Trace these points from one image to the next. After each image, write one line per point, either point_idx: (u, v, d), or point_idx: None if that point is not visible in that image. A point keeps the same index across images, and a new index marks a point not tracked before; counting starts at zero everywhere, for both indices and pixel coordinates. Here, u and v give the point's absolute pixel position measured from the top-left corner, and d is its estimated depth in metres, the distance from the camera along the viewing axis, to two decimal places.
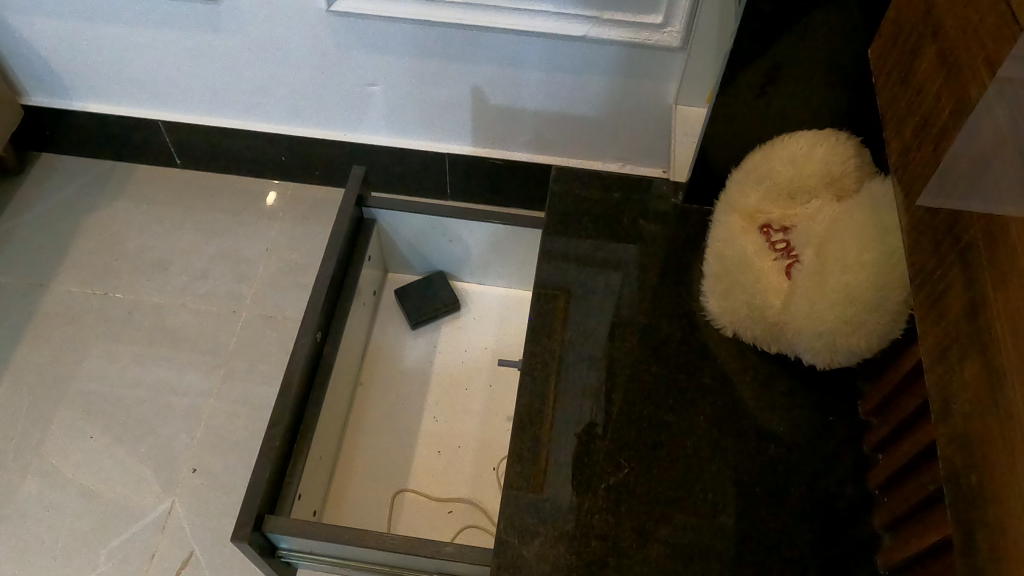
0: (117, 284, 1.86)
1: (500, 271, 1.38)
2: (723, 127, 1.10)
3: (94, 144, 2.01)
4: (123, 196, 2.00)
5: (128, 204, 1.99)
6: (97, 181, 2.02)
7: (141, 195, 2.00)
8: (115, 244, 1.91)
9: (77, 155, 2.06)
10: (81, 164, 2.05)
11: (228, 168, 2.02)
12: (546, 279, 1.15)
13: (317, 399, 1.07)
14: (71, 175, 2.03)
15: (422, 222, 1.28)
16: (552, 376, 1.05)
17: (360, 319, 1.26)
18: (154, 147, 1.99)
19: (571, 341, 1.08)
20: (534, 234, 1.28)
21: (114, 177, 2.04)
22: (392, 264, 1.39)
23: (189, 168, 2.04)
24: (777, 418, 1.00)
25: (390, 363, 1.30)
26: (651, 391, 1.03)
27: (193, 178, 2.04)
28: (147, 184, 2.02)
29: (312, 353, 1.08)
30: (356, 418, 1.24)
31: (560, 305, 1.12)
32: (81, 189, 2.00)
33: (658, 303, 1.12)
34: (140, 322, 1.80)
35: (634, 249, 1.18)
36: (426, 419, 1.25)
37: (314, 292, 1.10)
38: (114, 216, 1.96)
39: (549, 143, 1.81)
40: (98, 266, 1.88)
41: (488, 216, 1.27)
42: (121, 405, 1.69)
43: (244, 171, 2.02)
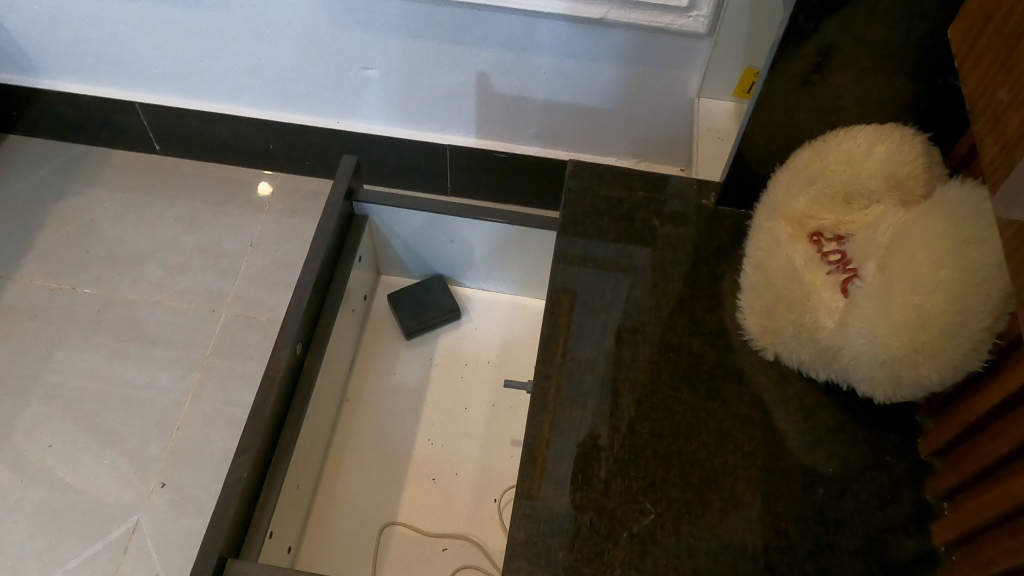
0: (87, 278, 1.71)
1: (505, 276, 1.24)
2: (766, 120, 0.96)
3: (66, 126, 1.86)
4: (97, 183, 1.85)
5: (102, 192, 1.84)
6: (69, 166, 1.88)
7: (118, 182, 1.86)
8: (86, 235, 1.77)
9: (49, 138, 1.91)
10: (53, 148, 1.90)
11: (212, 155, 1.87)
12: (559, 287, 1.01)
13: (296, 421, 0.94)
14: (42, 159, 1.88)
15: (421, 219, 1.14)
16: (567, 400, 0.91)
17: (348, 328, 1.12)
18: (132, 131, 1.84)
19: (589, 360, 0.94)
20: (546, 237, 1.14)
21: (87, 163, 1.89)
22: (386, 266, 1.25)
23: (169, 154, 1.89)
24: (825, 456, 0.87)
25: (380, 376, 1.16)
26: (681, 421, 0.89)
27: (174, 165, 1.89)
28: (124, 170, 1.88)
29: (291, 367, 0.94)
30: (341, 439, 1.11)
31: (575, 319, 0.98)
32: (52, 175, 1.86)
33: (688, 319, 0.98)
34: (110, 321, 1.66)
35: (660, 256, 1.04)
36: (420, 442, 1.11)
37: (295, 298, 0.96)
38: (87, 204, 1.82)
39: (559, 136, 1.67)
40: (67, 258, 1.73)
41: (495, 216, 1.13)
42: (85, 412, 1.55)
43: (229, 159, 1.87)
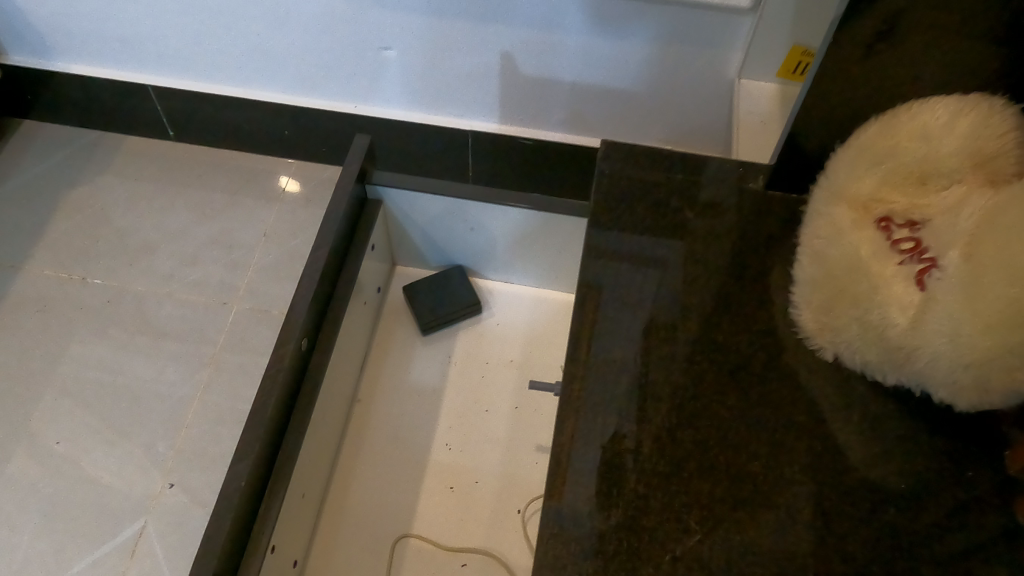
0: (96, 269, 1.65)
1: (530, 267, 1.14)
2: (828, 89, 0.85)
3: (78, 111, 1.80)
4: (108, 170, 1.79)
5: (113, 179, 1.78)
6: (80, 153, 1.82)
7: (130, 169, 1.79)
8: (97, 223, 1.71)
9: (61, 123, 1.85)
10: (64, 134, 1.85)
11: (226, 142, 1.81)
12: (590, 280, 0.90)
13: (302, 424, 0.86)
14: (54, 146, 1.82)
15: (440, 205, 1.05)
16: (601, 403, 0.81)
17: (360, 322, 1.04)
18: (144, 116, 1.77)
19: (625, 359, 0.84)
20: (576, 225, 1.04)
21: (99, 150, 1.83)
22: (402, 256, 1.16)
23: (182, 140, 1.83)
24: (895, 472, 0.76)
25: (395, 375, 1.08)
26: (729, 429, 0.79)
27: (187, 151, 1.82)
28: (137, 157, 1.82)
29: (296, 364, 0.86)
30: (352, 442, 1.03)
31: (609, 312, 0.87)
32: (64, 161, 1.80)
33: (736, 313, 0.88)
34: (119, 313, 1.60)
35: (703, 244, 0.93)
36: (438, 446, 1.03)
37: (300, 289, 0.88)
38: (98, 191, 1.76)
39: (587, 122, 1.58)
40: (76, 248, 1.67)
41: (521, 201, 1.03)
42: (93, 408, 1.49)
43: (243, 146, 1.80)
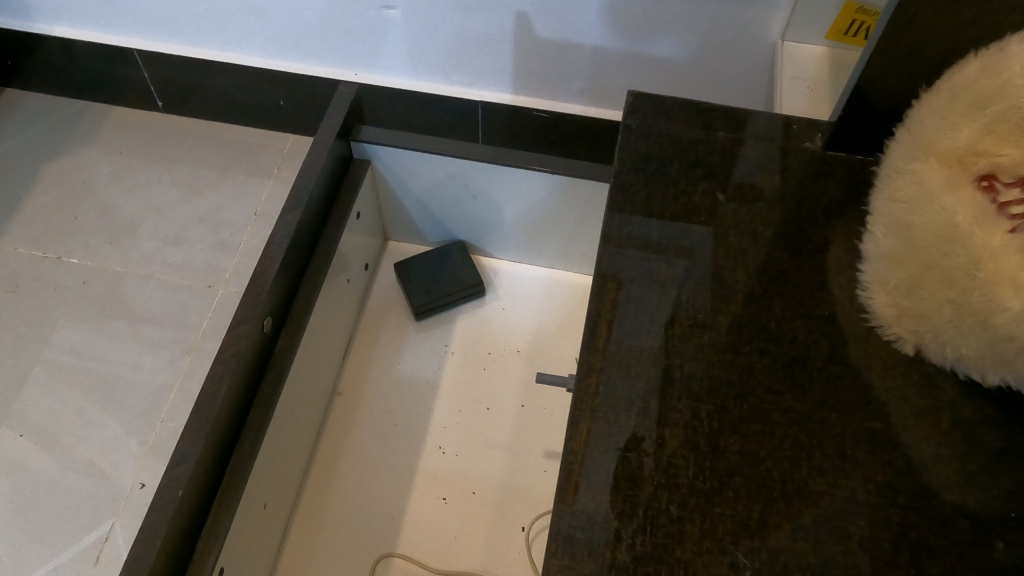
0: (75, 247, 1.52)
1: (541, 244, 0.99)
2: (919, 16, 0.67)
3: (62, 78, 1.67)
4: (92, 143, 1.66)
5: (97, 152, 1.65)
6: (64, 124, 1.69)
7: (115, 142, 1.66)
8: (76, 199, 1.58)
9: (45, 92, 1.72)
10: (47, 103, 1.72)
11: (218, 114, 1.67)
12: (614, 252, 0.73)
13: (263, 421, 0.71)
14: (36, 115, 1.70)
15: (437, 168, 0.91)
16: (624, 400, 0.64)
17: (341, 302, 0.90)
18: (131, 85, 1.64)
19: (655, 346, 0.67)
20: (597, 193, 0.89)
21: (84, 121, 1.70)
22: (395, 228, 1.01)
23: (173, 112, 1.69)
24: (1001, 497, 0.59)
25: (383, 366, 0.93)
26: (784, 436, 0.62)
27: (177, 124, 1.69)
28: (123, 129, 1.68)
29: (256, 348, 0.71)
30: (329, 443, 0.88)
31: (637, 291, 0.71)
32: (46, 133, 1.67)
33: (792, 295, 0.71)
34: (96, 295, 1.46)
35: (752, 213, 0.76)
36: (430, 450, 0.88)
37: (263, 259, 0.73)
38: (80, 165, 1.63)
39: (608, 92, 1.41)
40: (54, 224, 1.55)
41: (532, 163, 0.88)
42: (63, 397, 1.36)
43: (237, 119, 1.67)
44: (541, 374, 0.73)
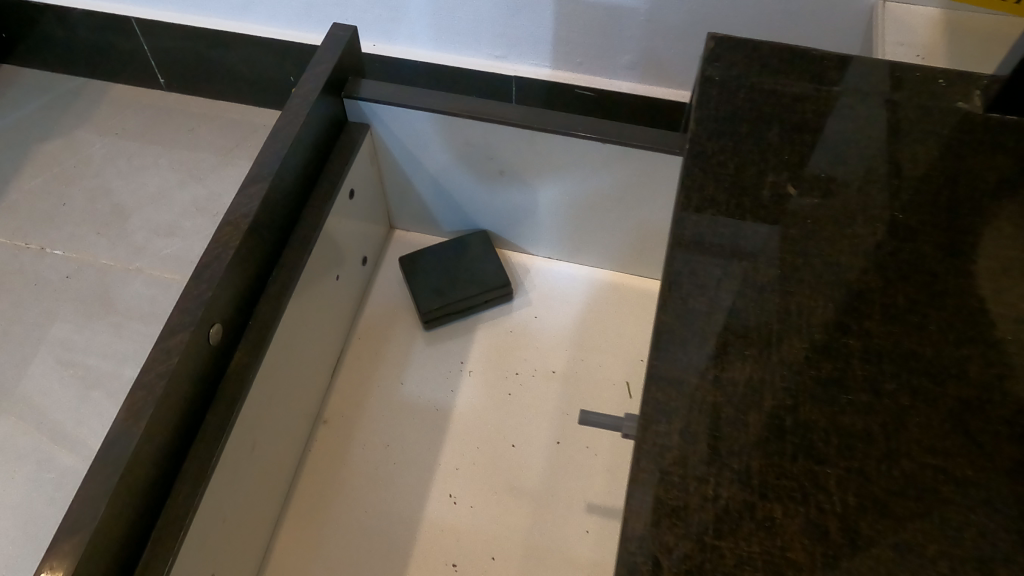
0: (59, 237, 1.11)
1: (583, 236, 0.78)
2: None
3: (53, 48, 1.26)
4: (84, 124, 1.25)
5: (90, 131, 1.24)
6: (59, 101, 1.28)
7: (112, 124, 1.25)
8: (64, 182, 1.18)
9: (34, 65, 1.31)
10: (35, 80, 1.30)
11: (223, 90, 1.25)
12: (693, 240, 0.52)
13: (206, 465, 0.53)
14: (24, 94, 1.29)
15: (456, 133, 0.71)
16: (709, 457, 0.43)
17: (328, 305, 0.70)
18: (130, 59, 1.23)
19: (752, 378, 0.46)
20: (667, 166, 0.67)
21: (81, 100, 1.29)
22: (401, 213, 0.82)
23: (178, 90, 1.27)
24: None
25: (381, 386, 0.74)
26: (960, 525, 0.41)
27: (184, 104, 1.27)
28: (123, 108, 1.27)
29: (196, 365, 0.53)
30: (309, 487, 0.69)
31: (727, 298, 0.49)
32: (33, 113, 1.26)
33: (959, 309, 0.48)
34: (80, 293, 1.05)
35: (889, 191, 0.54)
36: (438, 498, 0.68)
37: (211, 246, 0.55)
38: (70, 146, 1.22)
39: (670, 70, 1.00)
40: (32, 214, 1.14)
41: (578, 128, 0.68)
42: (17, 416, 0.95)
43: (247, 95, 1.24)
44: (584, 413, 0.51)
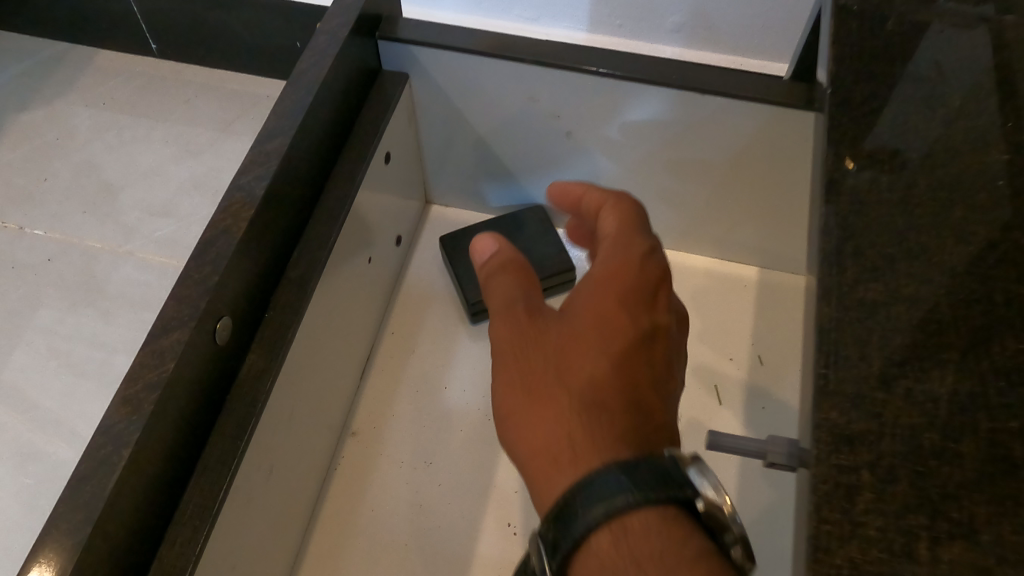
0: (39, 216, 0.87)
1: (659, 212, 0.65)
2: None
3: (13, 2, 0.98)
4: (59, 94, 0.98)
5: (67, 101, 0.97)
6: (26, 68, 1.00)
7: (96, 93, 0.98)
8: (34, 161, 0.92)
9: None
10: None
11: (218, 61, 0.98)
12: (851, 210, 0.39)
13: (211, 503, 0.40)
14: None
15: (512, 84, 0.58)
16: (911, 501, 0.31)
17: (357, 292, 0.58)
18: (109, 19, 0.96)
19: (959, 392, 0.34)
20: (790, 121, 0.54)
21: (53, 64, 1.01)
22: (440, 185, 0.69)
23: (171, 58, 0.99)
24: None
25: (421, 390, 0.62)
26: None
27: (179, 72, 0.99)
28: (108, 77, 0.99)
29: (196, 370, 0.40)
30: (333, 514, 0.57)
31: (908, 285, 0.37)
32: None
33: None
34: (62, 278, 0.83)
35: None
36: (492, 527, 0.56)
37: (216, 216, 0.43)
38: (42, 117, 0.96)
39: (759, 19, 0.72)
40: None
41: (669, 75, 0.55)
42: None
43: (242, 66, 0.98)
44: (713, 435, 0.41)
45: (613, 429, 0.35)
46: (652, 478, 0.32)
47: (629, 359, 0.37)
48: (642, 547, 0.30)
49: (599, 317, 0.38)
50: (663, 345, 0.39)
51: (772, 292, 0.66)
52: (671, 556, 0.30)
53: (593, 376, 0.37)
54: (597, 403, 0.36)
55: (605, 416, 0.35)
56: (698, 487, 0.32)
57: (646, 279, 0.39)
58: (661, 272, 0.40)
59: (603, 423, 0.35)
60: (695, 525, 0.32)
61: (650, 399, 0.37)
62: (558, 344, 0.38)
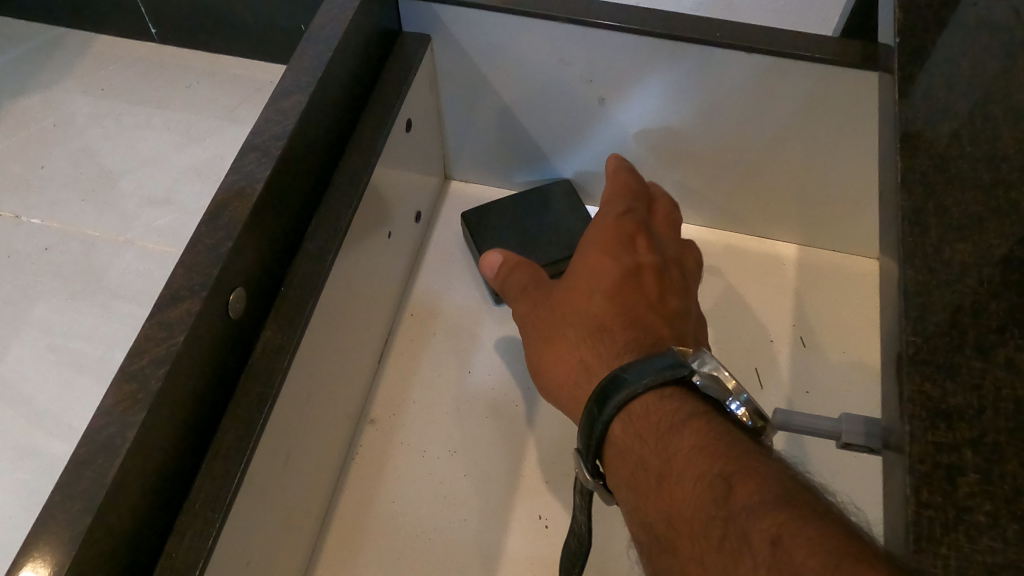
0: (35, 203, 0.79)
1: (695, 185, 0.62)
2: None
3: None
4: (49, 79, 0.87)
5: (59, 87, 0.87)
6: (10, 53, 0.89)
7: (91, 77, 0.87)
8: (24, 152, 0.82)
9: None
10: None
11: (217, 47, 0.86)
12: (930, 166, 0.36)
13: (225, 491, 0.36)
14: None
15: (539, 46, 0.55)
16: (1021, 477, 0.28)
17: (376, 269, 0.55)
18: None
19: None
20: (844, 84, 0.51)
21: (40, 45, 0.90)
22: (460, 156, 0.66)
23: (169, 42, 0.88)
24: None
25: (443, 374, 0.58)
26: None
27: (178, 55, 0.88)
28: (103, 61, 0.88)
29: (208, 343, 0.36)
30: (353, 507, 0.53)
31: (999, 244, 0.33)
32: None
33: None
34: (59, 269, 0.75)
35: None
36: (524, 519, 0.52)
37: (229, 176, 0.39)
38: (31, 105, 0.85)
39: None
40: None
41: (709, 32, 0.51)
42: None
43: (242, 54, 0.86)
44: (782, 415, 0.38)
45: (619, 343, 0.42)
46: (649, 366, 0.38)
47: (620, 290, 0.45)
48: (648, 422, 0.37)
49: (591, 266, 0.47)
50: (653, 282, 0.46)
51: (817, 270, 0.64)
52: (672, 424, 0.36)
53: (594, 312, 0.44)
54: (605, 329, 0.43)
55: (609, 339, 0.43)
56: (693, 369, 0.37)
57: (621, 234, 0.48)
58: (634, 226, 0.49)
59: (610, 344, 0.43)
60: (703, 403, 0.38)
61: (652, 321, 0.44)
62: (563, 299, 0.46)
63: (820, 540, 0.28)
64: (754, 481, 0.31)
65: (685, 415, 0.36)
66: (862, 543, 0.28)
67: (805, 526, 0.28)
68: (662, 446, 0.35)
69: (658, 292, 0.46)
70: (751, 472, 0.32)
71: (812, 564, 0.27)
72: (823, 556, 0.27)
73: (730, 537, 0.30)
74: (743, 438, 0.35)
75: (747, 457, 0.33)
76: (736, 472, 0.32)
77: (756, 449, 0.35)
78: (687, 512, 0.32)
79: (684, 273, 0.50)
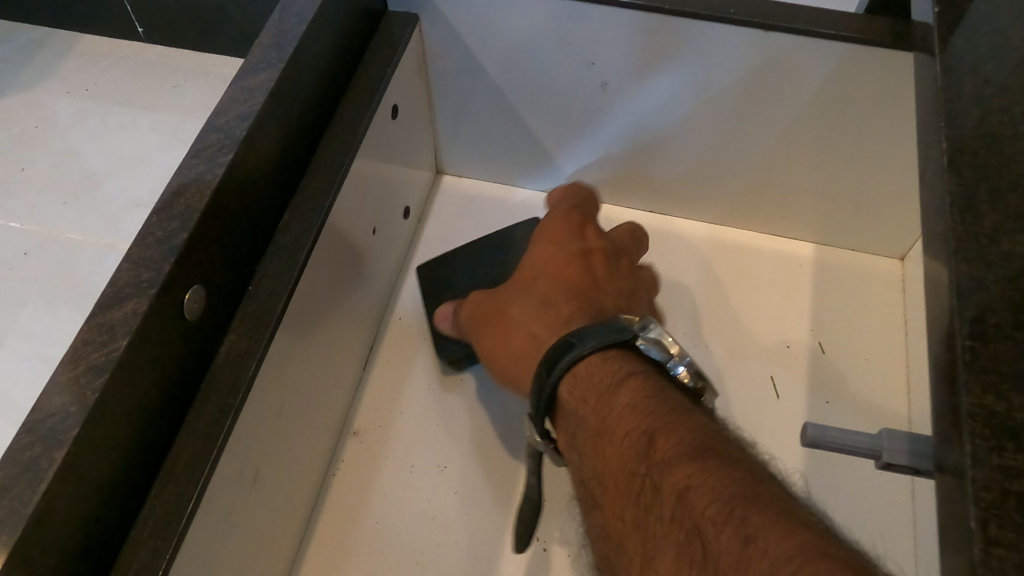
0: (12, 209, 0.73)
1: (704, 177, 0.58)
2: None
3: None
4: (28, 83, 0.81)
5: (40, 91, 0.80)
6: None
7: (74, 80, 0.81)
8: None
9: None
10: None
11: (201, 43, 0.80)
12: (986, 148, 0.31)
13: (175, 517, 0.32)
14: None
15: (534, 26, 0.50)
16: None
17: (360, 268, 0.50)
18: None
19: None
20: (869, 65, 0.47)
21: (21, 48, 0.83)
22: (452, 149, 0.62)
23: (156, 41, 0.81)
24: None
25: (433, 382, 0.54)
26: None
27: (164, 54, 0.82)
28: (87, 63, 0.82)
29: (158, 350, 0.32)
30: (339, 531, 0.48)
31: None
32: None
33: None
34: (39, 274, 0.69)
35: None
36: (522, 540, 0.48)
37: (186, 162, 0.35)
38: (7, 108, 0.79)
39: None
40: None
41: (725, 9, 0.47)
42: None
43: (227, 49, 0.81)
44: (815, 430, 0.33)
45: (562, 313, 0.41)
46: (599, 330, 0.36)
47: (566, 270, 0.44)
48: (590, 385, 0.36)
49: (537, 254, 0.46)
50: (600, 266, 0.45)
51: (835, 269, 0.59)
52: (611, 386, 0.35)
53: (540, 291, 0.43)
54: (549, 303, 0.42)
55: (552, 309, 0.41)
56: (637, 334, 0.36)
57: (570, 224, 0.47)
58: (583, 218, 0.48)
59: (553, 315, 0.41)
60: (646, 365, 0.36)
61: (597, 297, 0.42)
62: (508, 288, 0.45)
63: (723, 490, 0.28)
64: (678, 436, 0.31)
65: (625, 376, 0.35)
66: (769, 493, 0.28)
67: (713, 479, 0.29)
68: (598, 406, 0.35)
69: (607, 268, 0.45)
70: (678, 430, 0.32)
71: (711, 516, 0.27)
72: (723, 506, 0.28)
73: (648, 496, 0.30)
74: (683, 401, 0.35)
75: (679, 416, 0.33)
76: (662, 429, 0.32)
77: (692, 408, 0.34)
78: (613, 469, 0.32)
79: (636, 264, 0.48)
